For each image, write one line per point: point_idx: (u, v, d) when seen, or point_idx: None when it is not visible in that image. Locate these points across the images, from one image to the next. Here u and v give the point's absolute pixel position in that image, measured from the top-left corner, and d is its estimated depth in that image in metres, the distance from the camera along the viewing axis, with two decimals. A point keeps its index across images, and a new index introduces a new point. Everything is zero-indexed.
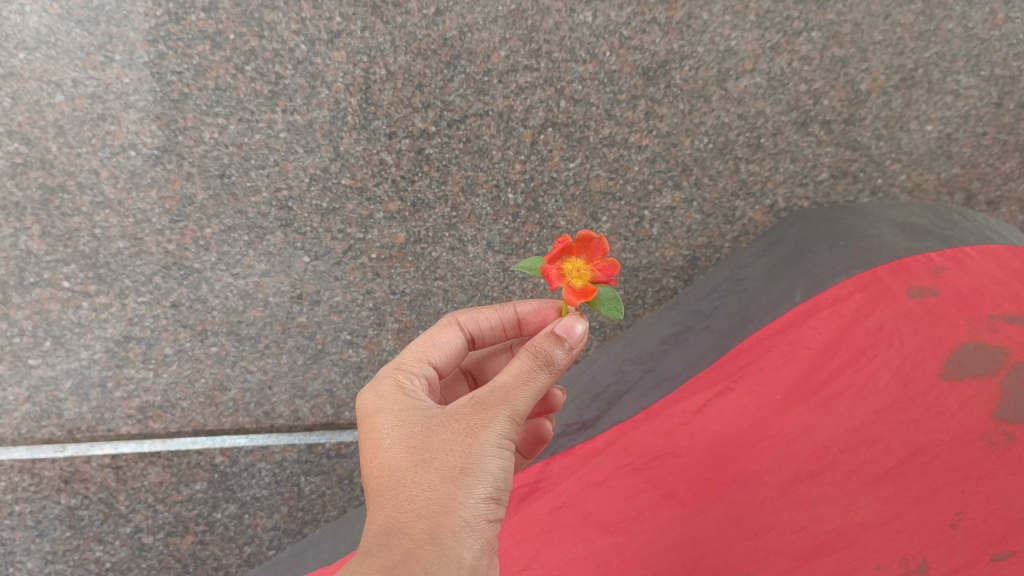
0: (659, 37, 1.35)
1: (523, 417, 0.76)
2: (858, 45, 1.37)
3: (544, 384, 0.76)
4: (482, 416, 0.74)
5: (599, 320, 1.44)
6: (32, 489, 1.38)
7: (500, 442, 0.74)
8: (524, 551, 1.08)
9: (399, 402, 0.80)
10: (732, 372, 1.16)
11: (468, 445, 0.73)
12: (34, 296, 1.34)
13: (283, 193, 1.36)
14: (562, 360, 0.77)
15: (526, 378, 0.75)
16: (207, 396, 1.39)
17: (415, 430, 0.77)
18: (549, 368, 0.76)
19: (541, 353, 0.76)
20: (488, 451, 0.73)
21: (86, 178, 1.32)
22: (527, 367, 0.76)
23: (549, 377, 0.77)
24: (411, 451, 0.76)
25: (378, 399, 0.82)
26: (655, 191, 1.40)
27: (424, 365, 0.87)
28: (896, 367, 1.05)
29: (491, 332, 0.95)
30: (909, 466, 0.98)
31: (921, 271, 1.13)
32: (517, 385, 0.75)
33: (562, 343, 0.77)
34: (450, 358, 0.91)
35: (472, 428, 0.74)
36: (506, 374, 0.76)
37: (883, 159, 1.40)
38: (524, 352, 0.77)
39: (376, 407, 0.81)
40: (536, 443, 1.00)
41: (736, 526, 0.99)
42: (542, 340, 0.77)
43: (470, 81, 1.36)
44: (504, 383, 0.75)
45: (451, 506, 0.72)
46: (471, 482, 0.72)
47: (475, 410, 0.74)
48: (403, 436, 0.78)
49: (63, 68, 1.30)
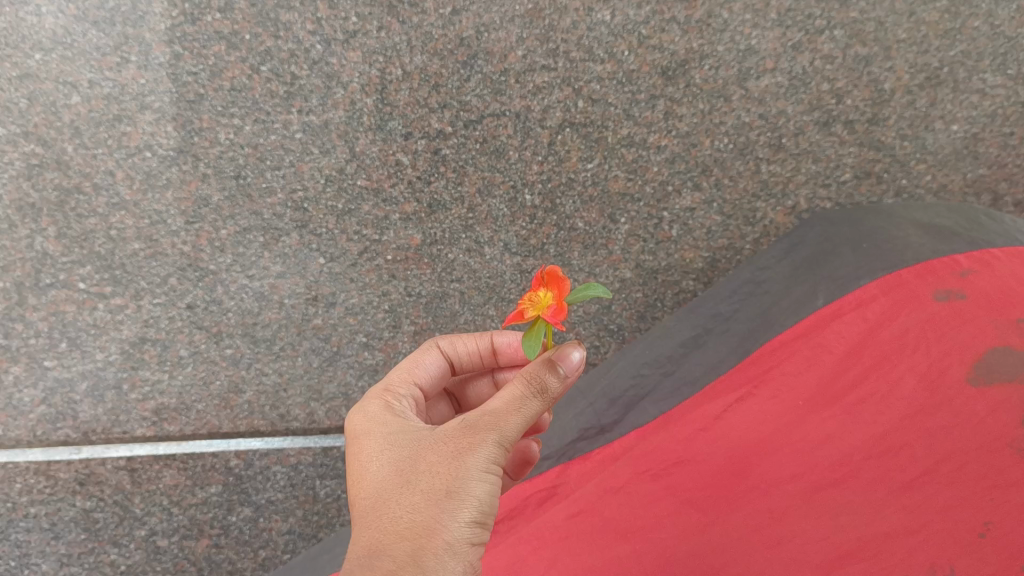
0: (679, 35, 1.33)
1: (512, 442, 0.75)
2: (882, 44, 1.35)
3: (536, 411, 0.75)
4: (471, 439, 0.74)
5: (618, 322, 1.41)
6: (47, 491, 1.37)
7: (487, 468, 0.73)
8: (541, 558, 1.06)
9: (387, 425, 0.82)
10: (753, 377, 1.14)
11: (454, 468, 0.73)
12: (50, 298, 1.34)
13: (299, 194, 1.36)
14: (556, 389, 0.75)
15: (516, 405, 0.74)
16: (223, 398, 1.38)
17: (402, 452, 0.78)
18: (542, 396, 0.74)
19: (536, 381, 0.74)
20: (475, 475, 0.72)
21: (102, 179, 1.32)
22: (519, 394, 0.74)
23: (541, 406, 0.75)
24: (397, 473, 0.76)
25: (368, 420, 0.83)
26: (674, 192, 1.38)
27: (411, 386, 0.90)
28: (921, 372, 1.02)
29: (468, 359, 0.97)
30: (936, 473, 0.95)
31: (947, 273, 1.11)
32: (507, 411, 0.74)
33: (556, 372, 0.74)
34: (434, 380, 0.94)
35: (461, 452, 0.73)
36: (498, 400, 0.75)
37: (907, 159, 1.37)
38: (518, 378, 0.75)
39: (365, 427, 0.82)
40: (524, 465, 0.98)
41: (758, 534, 0.97)
42: (535, 367, 0.74)
43: (486, 81, 1.35)
44: (496, 408, 0.74)
45: (433, 528, 0.71)
46: (456, 505, 0.72)
47: (464, 433, 0.74)
48: (390, 459, 0.78)
49: (79, 69, 1.30)
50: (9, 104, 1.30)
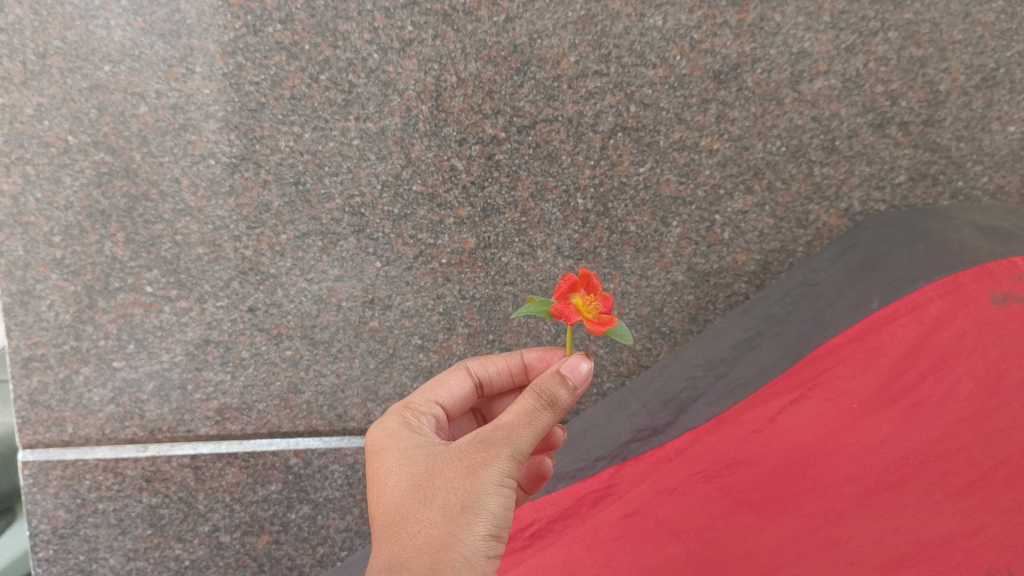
0: (730, 40, 1.33)
1: (524, 455, 0.79)
2: (937, 45, 1.33)
3: (546, 424, 0.79)
4: (484, 454, 0.77)
5: (669, 324, 1.44)
6: (115, 487, 1.46)
7: (501, 481, 0.77)
8: (596, 557, 1.08)
9: (405, 439, 0.86)
10: (807, 380, 1.14)
11: (469, 483, 0.76)
12: (118, 301, 1.40)
13: (356, 200, 1.39)
14: (564, 401, 0.79)
15: (527, 418, 0.78)
16: (282, 398, 1.45)
17: (418, 467, 0.81)
18: (552, 408, 0.79)
19: (545, 394, 0.79)
20: (490, 489, 0.76)
21: (168, 186, 1.37)
22: (529, 407, 0.79)
23: (551, 417, 0.79)
24: (414, 488, 0.79)
25: (386, 435, 0.87)
26: (726, 195, 1.39)
27: (432, 406, 0.94)
28: (979, 376, 1.01)
29: (500, 379, 1.00)
30: (994, 477, 0.94)
31: (1005, 276, 1.09)
32: (519, 425, 0.78)
33: (564, 383, 0.79)
34: (458, 401, 0.97)
35: (475, 467, 0.77)
36: (510, 414, 0.79)
37: (964, 161, 1.37)
38: (529, 392, 0.80)
39: (383, 442, 0.86)
40: (535, 480, 1.02)
41: (814, 536, 0.96)
42: (546, 380, 0.79)
43: (540, 87, 1.35)
44: (507, 423, 0.78)
45: (450, 542, 0.74)
46: (472, 519, 0.75)
47: (478, 448, 0.78)
48: (407, 472, 0.81)
49: (147, 80, 1.33)
50: (80, 114, 1.34)
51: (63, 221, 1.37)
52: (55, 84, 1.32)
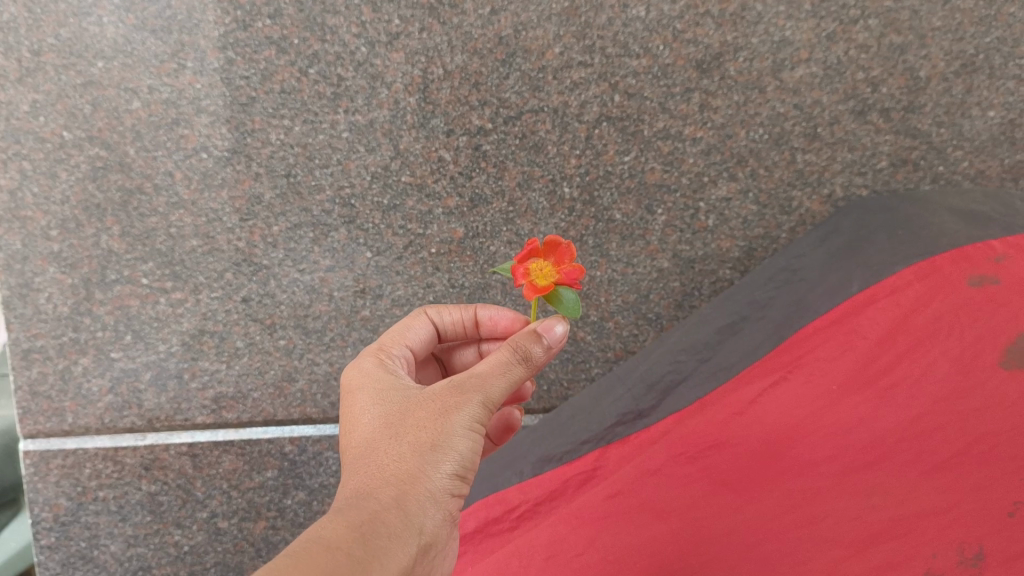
0: (712, 29, 1.34)
1: (495, 404, 0.84)
2: (916, 32, 1.34)
3: (520, 376, 0.85)
4: (458, 398, 0.82)
5: (656, 311, 1.48)
6: (115, 475, 1.50)
7: (471, 425, 0.82)
8: (581, 536, 1.10)
9: (380, 381, 0.90)
10: (788, 363, 1.16)
11: (441, 424, 0.81)
12: (115, 293, 1.43)
13: (346, 191, 1.41)
14: (537, 357, 0.86)
15: (502, 369, 0.84)
16: (277, 386, 1.48)
17: (391, 407, 0.85)
18: (525, 363, 0.85)
19: (520, 349, 0.85)
20: (458, 431, 0.81)
21: (162, 180, 1.40)
22: (504, 360, 0.85)
23: (523, 371, 0.85)
24: (387, 425, 0.83)
25: (362, 376, 0.91)
26: (710, 182, 1.41)
27: (400, 348, 1.00)
28: (955, 357, 1.03)
29: (453, 329, 1.09)
30: (967, 456, 0.96)
31: (982, 259, 1.11)
32: (493, 374, 0.83)
33: (540, 342, 0.87)
34: (423, 344, 1.05)
35: (447, 409, 0.81)
36: (485, 364, 0.85)
37: (944, 146, 1.39)
38: (505, 346, 0.86)
39: (359, 382, 0.90)
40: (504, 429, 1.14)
41: (792, 514, 0.99)
42: (523, 337, 0.86)
43: (525, 78, 1.37)
44: (481, 371, 0.84)
45: (417, 476, 0.79)
46: (440, 458, 0.80)
47: (452, 393, 0.83)
48: (381, 411, 0.86)
49: (139, 76, 1.35)
50: (75, 110, 1.36)
51: (60, 215, 1.40)
52: (50, 80, 1.35)
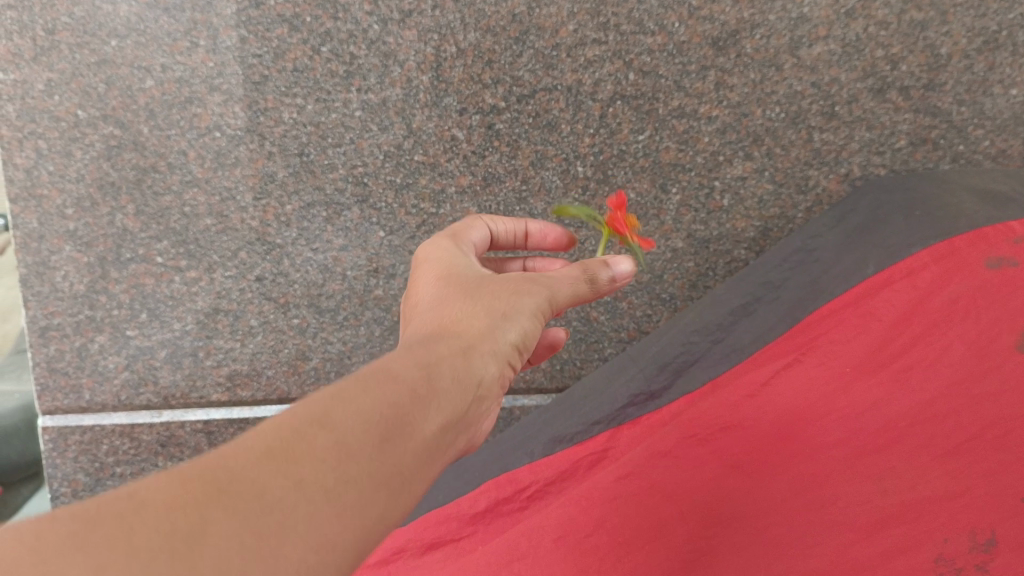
0: (728, 6, 1.32)
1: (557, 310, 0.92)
2: (938, 8, 1.31)
3: (584, 293, 0.95)
4: (529, 286, 0.89)
5: (670, 291, 1.49)
6: (132, 452, 1.54)
7: (536, 311, 0.87)
8: (590, 517, 1.10)
9: (446, 260, 0.93)
10: (801, 346, 1.15)
11: (514, 297, 0.87)
12: (130, 271, 1.44)
13: (359, 169, 1.41)
14: (602, 284, 0.97)
15: (571, 281, 0.94)
16: (291, 364, 1.51)
17: (460, 279, 0.90)
18: (592, 284, 0.96)
19: (591, 271, 0.97)
20: (528, 308, 0.87)
21: (176, 159, 1.40)
22: (577, 275, 0.95)
23: (588, 292, 0.96)
24: (458, 289, 0.87)
25: (427, 253, 0.95)
26: (725, 162, 1.40)
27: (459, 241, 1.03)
28: (971, 341, 1.02)
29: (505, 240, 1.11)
30: (980, 441, 0.95)
31: (999, 241, 1.10)
32: (563, 283, 0.93)
33: (608, 270, 0.98)
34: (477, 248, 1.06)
35: (520, 290, 0.88)
36: (556, 276, 0.94)
37: (964, 125, 1.37)
38: (579, 266, 0.97)
39: (426, 258, 0.94)
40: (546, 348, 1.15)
41: (801, 497, 0.98)
42: (595, 264, 0.97)
43: (539, 56, 1.35)
44: (553, 279, 0.93)
45: (490, 328, 0.82)
46: (509, 323, 0.84)
47: (524, 282, 0.89)
48: (451, 279, 0.89)
49: (152, 54, 1.35)
50: (89, 89, 1.36)
51: (75, 194, 1.40)
52: (64, 59, 1.35)
